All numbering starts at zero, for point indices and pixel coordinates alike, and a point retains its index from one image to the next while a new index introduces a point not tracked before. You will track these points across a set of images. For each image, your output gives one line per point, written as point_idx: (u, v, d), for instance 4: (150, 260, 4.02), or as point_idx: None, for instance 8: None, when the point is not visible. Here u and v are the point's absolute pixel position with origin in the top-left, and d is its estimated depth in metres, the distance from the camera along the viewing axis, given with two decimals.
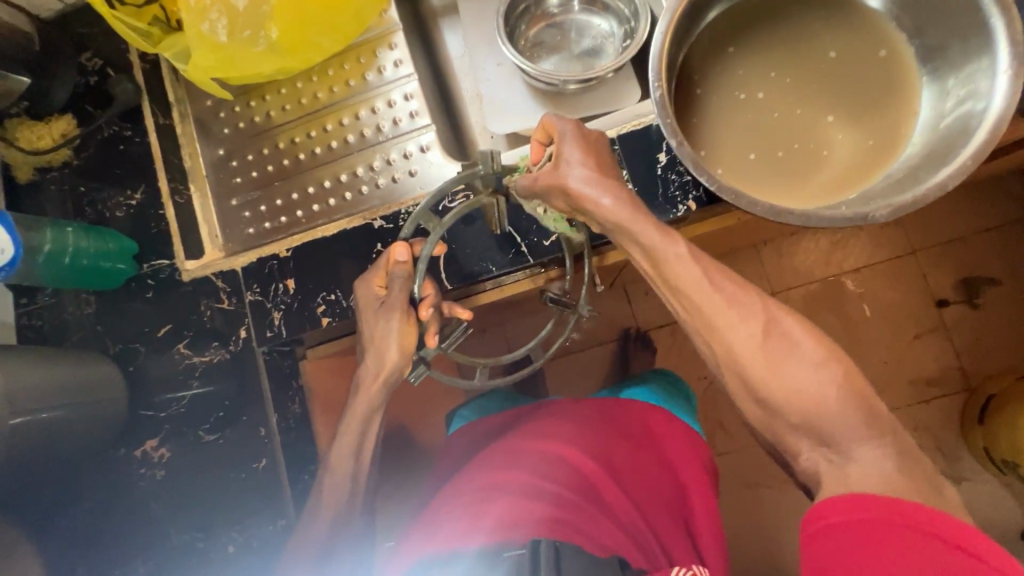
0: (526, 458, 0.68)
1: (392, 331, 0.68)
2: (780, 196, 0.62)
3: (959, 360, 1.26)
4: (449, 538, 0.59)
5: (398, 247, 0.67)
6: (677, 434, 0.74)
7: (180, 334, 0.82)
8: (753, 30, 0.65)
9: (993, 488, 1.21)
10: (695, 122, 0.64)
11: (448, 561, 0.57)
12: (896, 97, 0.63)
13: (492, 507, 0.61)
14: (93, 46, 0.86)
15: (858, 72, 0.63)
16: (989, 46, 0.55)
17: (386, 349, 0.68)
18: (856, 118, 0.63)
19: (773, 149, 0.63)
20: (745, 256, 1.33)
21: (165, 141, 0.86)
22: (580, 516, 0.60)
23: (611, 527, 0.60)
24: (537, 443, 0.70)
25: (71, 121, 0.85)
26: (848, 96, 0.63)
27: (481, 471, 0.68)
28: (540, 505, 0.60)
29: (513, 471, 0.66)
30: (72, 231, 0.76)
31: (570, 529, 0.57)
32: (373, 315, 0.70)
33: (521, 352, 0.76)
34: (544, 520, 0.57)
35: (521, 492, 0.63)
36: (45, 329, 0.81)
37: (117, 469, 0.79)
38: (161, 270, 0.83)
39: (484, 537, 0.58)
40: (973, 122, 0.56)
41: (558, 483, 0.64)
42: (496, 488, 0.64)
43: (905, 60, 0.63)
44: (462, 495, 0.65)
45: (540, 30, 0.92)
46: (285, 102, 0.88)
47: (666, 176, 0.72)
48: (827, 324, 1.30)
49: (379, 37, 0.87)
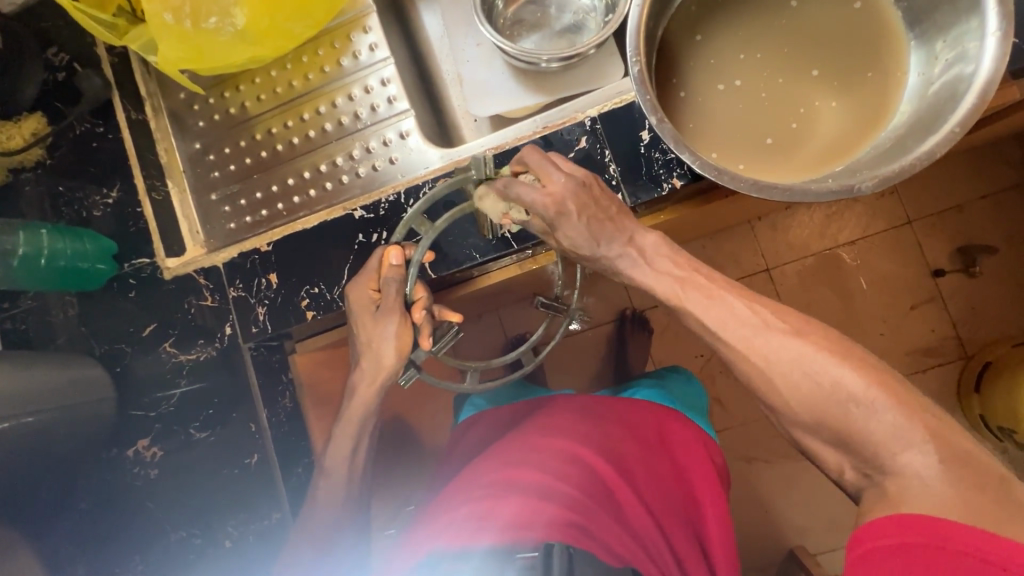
0: (537, 457, 0.67)
1: (379, 335, 0.68)
2: (805, 168, 0.60)
3: (956, 329, 1.26)
4: (458, 535, 0.58)
5: (390, 250, 0.66)
6: (690, 439, 0.73)
7: (166, 333, 0.81)
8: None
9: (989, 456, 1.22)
10: (693, 126, 0.62)
11: (458, 558, 0.55)
12: (880, 47, 0.61)
13: (503, 504, 0.61)
14: (58, 40, 0.84)
15: (846, 30, 0.61)
16: (977, 6, 0.53)
17: (382, 351, 0.67)
18: (849, 72, 0.61)
19: (781, 124, 0.61)
20: (740, 232, 1.32)
21: (139, 137, 0.84)
22: (591, 519, 0.60)
23: (619, 531, 0.61)
24: (547, 440, 0.69)
25: (41, 119, 0.82)
26: (834, 55, 0.61)
27: (489, 468, 0.67)
28: (552, 505, 0.60)
29: (522, 468, 0.66)
30: (47, 233, 0.75)
31: (585, 534, 0.58)
32: (371, 322, 0.68)
33: (514, 355, 0.72)
34: (558, 521, 0.57)
35: (531, 489, 0.63)
36: (30, 333, 0.80)
37: (111, 469, 0.79)
38: (142, 268, 0.82)
39: (494, 536, 0.57)
40: (961, 86, 0.54)
41: (570, 482, 0.64)
42: (505, 486, 0.64)
43: (879, 8, 0.61)
44: (470, 491, 0.65)
45: (519, 8, 0.89)
46: (259, 91, 0.86)
47: (650, 155, 0.70)
48: (824, 298, 1.30)
49: (353, 21, 0.85)
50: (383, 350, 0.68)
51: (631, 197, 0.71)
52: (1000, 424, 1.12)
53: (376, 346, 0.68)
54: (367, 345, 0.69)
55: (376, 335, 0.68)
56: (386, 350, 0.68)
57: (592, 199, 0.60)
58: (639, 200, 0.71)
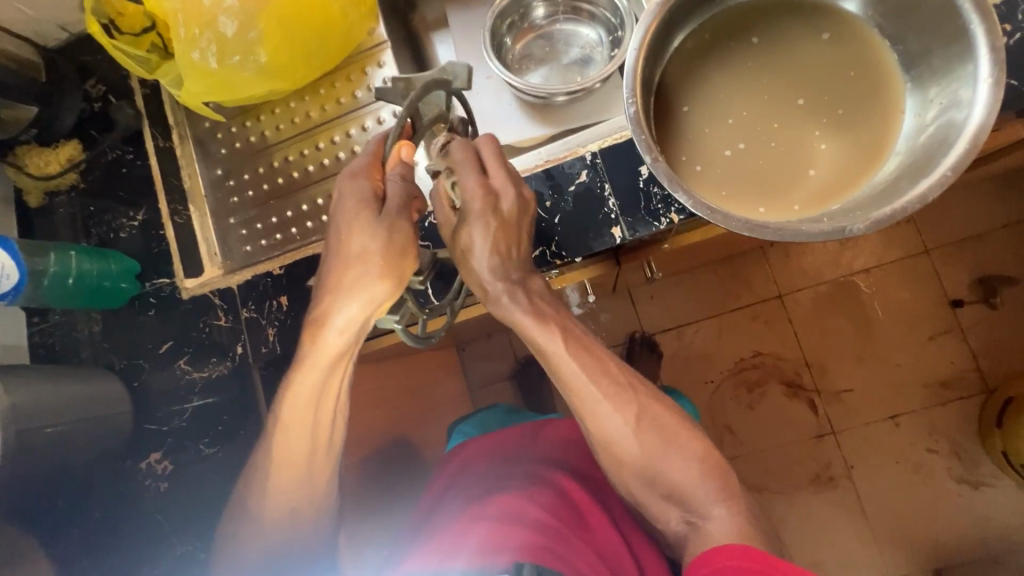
0: (510, 484, 0.72)
1: (363, 245, 0.59)
2: (848, 183, 0.60)
3: (976, 362, 1.23)
4: (436, 561, 0.63)
5: (403, 146, 0.61)
6: None
7: (181, 350, 0.84)
8: (728, 43, 0.64)
9: (1011, 494, 1.18)
10: (727, 194, 0.61)
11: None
12: (867, 67, 0.62)
13: (476, 528, 0.65)
14: (96, 73, 0.90)
15: (825, 58, 0.63)
16: (970, 52, 0.55)
17: (370, 285, 0.60)
18: (848, 89, 0.62)
19: (809, 148, 0.61)
20: (750, 258, 1.31)
21: (164, 163, 0.88)
22: (561, 543, 0.63)
23: (589, 553, 0.63)
24: (522, 470, 0.74)
25: (77, 146, 0.88)
26: (818, 82, 0.62)
27: (470, 497, 0.72)
28: (519, 529, 0.64)
29: (499, 494, 0.70)
30: (75, 254, 0.79)
31: (550, 556, 0.60)
32: (370, 229, 0.59)
33: (452, 302, 0.69)
34: (526, 545, 0.61)
35: (502, 516, 0.66)
36: (56, 346, 0.85)
37: (124, 481, 0.82)
38: (162, 288, 0.86)
39: (464, 560, 0.61)
40: (955, 131, 0.55)
41: (539, 506, 0.67)
42: (481, 510, 0.68)
43: (846, 30, 0.63)
44: (449, 519, 0.70)
45: (528, 42, 0.92)
46: (279, 121, 0.90)
47: (649, 189, 0.72)
48: (837, 326, 1.28)
49: (369, 56, 0.89)
50: (374, 268, 0.59)
51: (629, 230, 0.72)
52: None
53: (365, 258, 0.59)
54: (356, 257, 0.60)
55: (355, 238, 0.60)
56: (373, 268, 0.59)
57: (501, 230, 0.61)
58: (638, 233, 0.72)
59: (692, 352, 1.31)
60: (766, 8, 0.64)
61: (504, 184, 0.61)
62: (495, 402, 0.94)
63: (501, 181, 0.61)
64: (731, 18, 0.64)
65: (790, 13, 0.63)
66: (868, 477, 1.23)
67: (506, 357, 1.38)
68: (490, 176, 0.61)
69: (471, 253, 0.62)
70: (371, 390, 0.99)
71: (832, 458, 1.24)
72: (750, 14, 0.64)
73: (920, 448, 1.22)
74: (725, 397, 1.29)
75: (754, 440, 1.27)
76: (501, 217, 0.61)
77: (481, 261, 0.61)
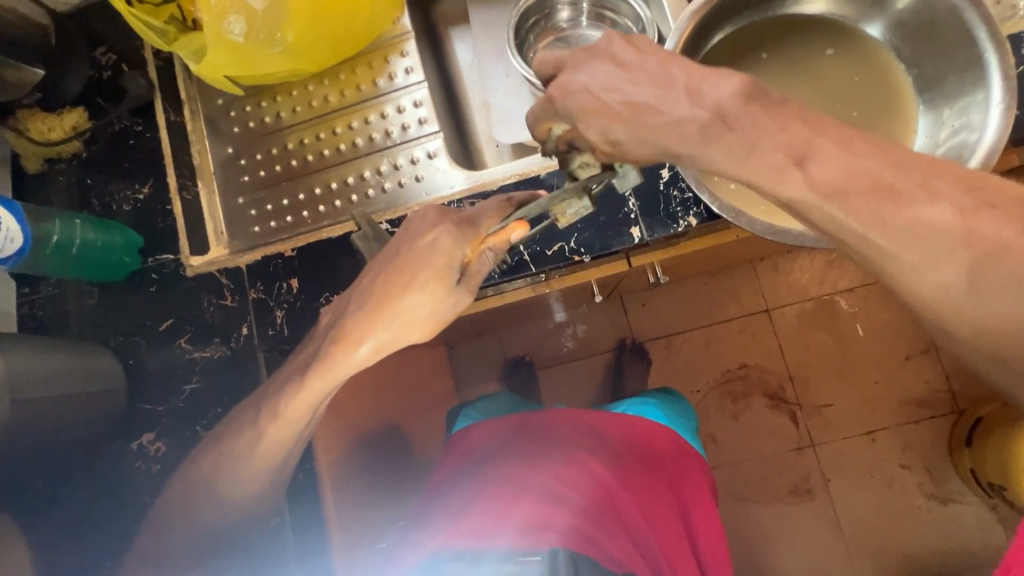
0: (544, 464, 0.73)
1: (419, 303, 0.62)
2: None
3: (948, 382, 1.28)
4: (470, 541, 0.64)
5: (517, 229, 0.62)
6: (687, 455, 0.78)
7: (182, 329, 0.82)
8: (748, 63, 0.68)
9: (978, 511, 1.23)
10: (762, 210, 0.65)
11: (467, 561, 0.62)
12: (879, 83, 0.66)
13: (516, 507, 0.67)
14: (107, 41, 0.87)
15: (837, 74, 0.67)
16: (983, 79, 0.58)
17: (413, 336, 0.64)
18: (863, 100, 0.66)
19: None
20: (742, 272, 1.35)
21: (174, 137, 0.86)
22: (596, 529, 0.66)
23: (620, 537, 0.66)
24: (554, 447, 0.75)
25: (83, 114, 0.86)
26: (830, 96, 0.66)
27: (505, 471, 0.73)
28: (558, 511, 0.66)
29: (534, 474, 0.72)
30: (81, 223, 0.77)
31: (587, 542, 0.64)
32: (440, 293, 0.63)
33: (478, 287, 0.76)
34: (567, 530, 0.64)
35: (540, 495, 0.69)
36: (46, 319, 0.82)
37: (113, 462, 0.80)
38: (165, 264, 0.83)
39: (506, 537, 0.64)
40: (966, 152, 0.58)
41: (574, 489, 0.70)
42: (517, 490, 0.70)
43: (852, 48, 0.67)
44: (482, 492, 0.71)
45: (549, 43, 0.93)
46: (296, 104, 0.89)
47: (668, 192, 0.74)
48: (822, 343, 1.32)
49: (391, 44, 0.88)
50: (419, 329, 0.64)
51: (647, 231, 0.74)
52: (989, 479, 1.12)
53: (411, 321, 0.63)
54: (402, 316, 0.62)
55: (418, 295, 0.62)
56: (422, 326, 0.64)
57: None
58: (656, 235, 0.74)
59: (684, 361, 1.34)
60: (780, 29, 0.68)
61: (656, 57, 0.47)
62: (501, 392, 0.94)
63: (649, 63, 0.47)
64: (749, 36, 0.68)
65: (809, 31, 0.68)
66: (845, 489, 1.27)
67: (498, 358, 1.38)
68: (621, 70, 0.48)
69: (806, 162, 0.42)
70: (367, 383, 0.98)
71: (811, 470, 1.28)
72: (767, 33, 0.68)
73: (894, 464, 1.27)
74: (710, 407, 1.32)
75: (738, 450, 1.30)
76: (752, 105, 0.43)
77: (861, 204, 0.41)
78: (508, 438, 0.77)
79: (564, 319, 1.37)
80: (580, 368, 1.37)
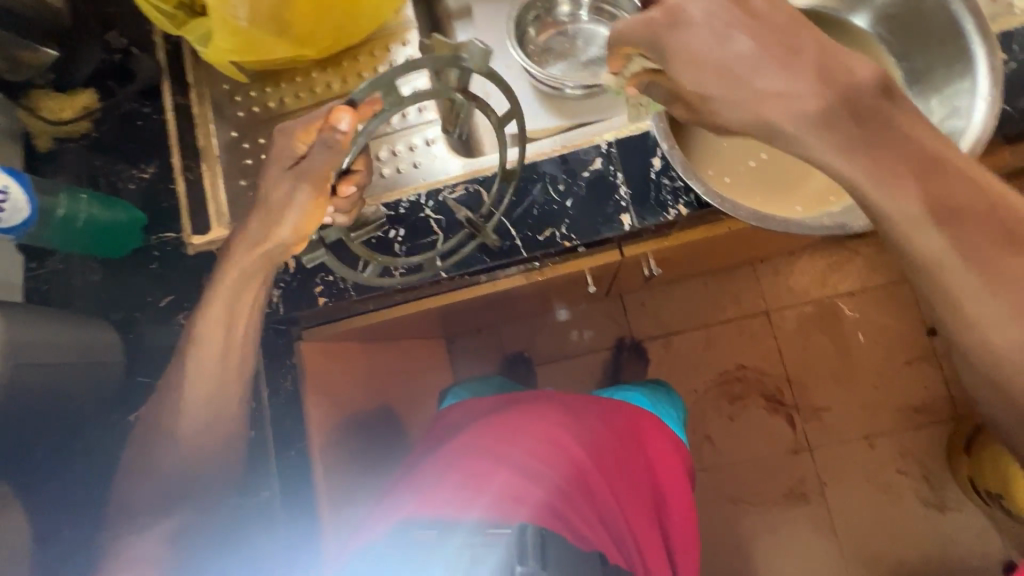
0: (522, 439, 0.73)
1: (278, 201, 0.63)
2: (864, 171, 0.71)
3: (947, 388, 1.27)
4: (443, 508, 0.66)
5: (343, 113, 0.53)
6: (662, 439, 0.80)
7: (181, 306, 0.84)
8: None
9: (975, 520, 1.22)
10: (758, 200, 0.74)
11: (438, 530, 0.64)
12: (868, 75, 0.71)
13: (492, 481, 0.68)
14: (119, 25, 0.89)
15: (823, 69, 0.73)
16: (971, 69, 0.61)
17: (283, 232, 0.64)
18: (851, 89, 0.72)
19: None
20: (743, 274, 1.35)
21: (180, 120, 0.88)
22: (567, 507, 0.67)
23: (590, 515, 0.68)
24: (533, 423, 0.74)
25: (94, 95, 0.88)
26: None
27: (484, 442, 0.73)
28: (531, 487, 0.67)
29: (512, 449, 0.72)
30: (86, 199, 0.79)
31: (554, 518, 0.65)
32: (290, 187, 0.62)
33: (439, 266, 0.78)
34: (538, 507, 0.65)
35: (516, 470, 0.69)
36: (51, 293, 0.84)
37: (112, 433, 0.82)
38: (167, 242, 0.85)
39: (479, 510, 0.66)
40: (954, 138, 0.60)
41: (550, 466, 0.70)
42: (494, 463, 0.71)
43: (834, 46, 0.74)
44: (458, 462, 0.72)
45: (549, 37, 0.95)
46: (299, 90, 0.91)
47: (660, 181, 0.75)
48: (818, 345, 1.32)
49: (393, 34, 0.90)
50: (286, 227, 0.63)
51: (638, 219, 0.75)
52: (987, 487, 1.11)
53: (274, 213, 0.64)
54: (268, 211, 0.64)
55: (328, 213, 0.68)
56: (287, 224, 0.63)
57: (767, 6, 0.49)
58: (646, 223, 0.75)
59: (679, 359, 1.34)
60: None
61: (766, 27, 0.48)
62: (493, 375, 0.96)
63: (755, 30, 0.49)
64: None
65: None
66: (839, 492, 1.26)
67: (494, 352, 1.39)
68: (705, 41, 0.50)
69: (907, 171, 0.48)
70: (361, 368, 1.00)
71: (805, 471, 1.28)
72: None
73: (891, 469, 1.26)
74: (707, 406, 1.32)
75: (732, 450, 1.30)
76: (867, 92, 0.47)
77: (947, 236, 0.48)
78: (488, 410, 0.80)
79: (566, 318, 1.39)
80: (576, 364, 1.37)
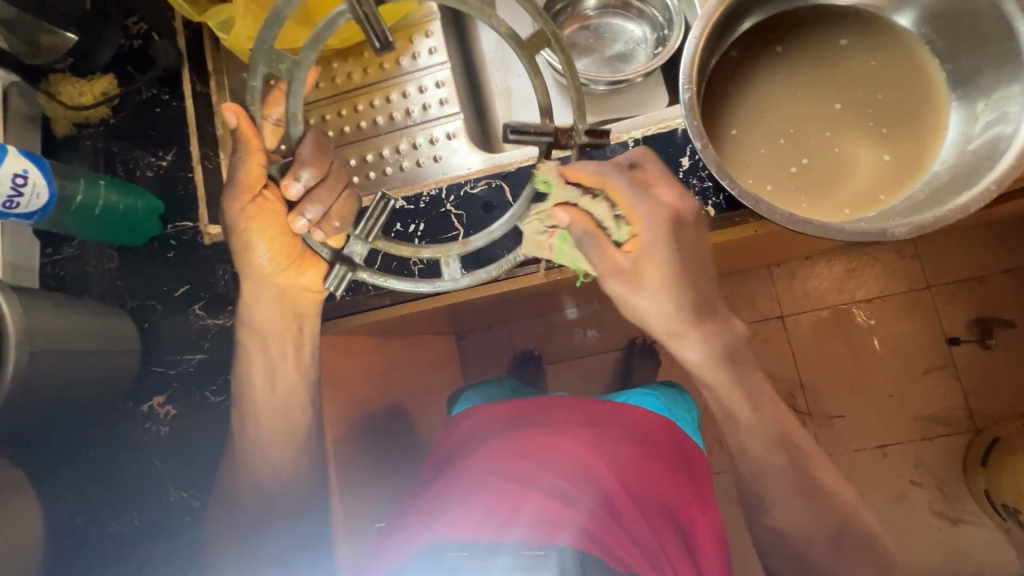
0: (549, 457, 0.72)
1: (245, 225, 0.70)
2: (912, 159, 0.70)
3: (967, 400, 1.25)
4: (477, 531, 0.65)
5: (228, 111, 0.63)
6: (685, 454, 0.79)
7: (197, 296, 0.84)
8: (767, 63, 0.73)
9: (992, 534, 1.19)
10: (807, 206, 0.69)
11: (476, 553, 0.62)
12: (901, 66, 0.72)
13: (525, 502, 0.67)
14: (139, 11, 0.88)
15: (856, 64, 0.73)
16: (1020, 75, 0.63)
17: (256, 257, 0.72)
18: (887, 83, 0.72)
19: (876, 134, 0.71)
20: (758, 278, 1.33)
21: (199, 108, 0.87)
22: (604, 530, 0.65)
23: (625, 537, 0.66)
24: (558, 440, 0.74)
25: (113, 81, 0.87)
26: (849, 86, 0.72)
27: (511, 461, 0.72)
28: (565, 509, 0.66)
29: (540, 468, 0.71)
30: (104, 185, 0.78)
31: (594, 544, 0.63)
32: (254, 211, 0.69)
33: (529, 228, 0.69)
34: (576, 529, 0.63)
35: (549, 491, 0.68)
36: (67, 279, 0.83)
37: (125, 423, 0.81)
38: (184, 231, 0.85)
39: (515, 532, 0.64)
40: (1004, 143, 0.62)
41: (580, 486, 0.69)
42: (524, 483, 0.70)
43: (861, 39, 0.73)
44: (487, 476, 0.71)
45: (574, 31, 0.93)
46: (319, 80, 0.89)
47: (688, 180, 0.73)
48: (835, 353, 1.30)
49: (416, 25, 0.88)
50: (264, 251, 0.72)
51: None
52: (1003, 501, 1.09)
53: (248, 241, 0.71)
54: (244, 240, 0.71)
55: (307, 206, 0.66)
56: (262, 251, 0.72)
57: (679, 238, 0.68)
58: None
59: None
60: (796, 29, 0.73)
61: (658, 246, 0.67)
62: (502, 377, 0.95)
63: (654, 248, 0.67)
64: (771, 35, 0.74)
65: (827, 23, 0.73)
66: None
67: (504, 351, 1.38)
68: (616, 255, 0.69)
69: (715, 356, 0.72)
70: (372, 364, 0.99)
71: None
72: (786, 32, 0.74)
73: (905, 479, 1.24)
74: None
75: None
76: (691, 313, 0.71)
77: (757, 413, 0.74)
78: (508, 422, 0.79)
79: (574, 316, 1.37)
80: (588, 365, 1.36)
